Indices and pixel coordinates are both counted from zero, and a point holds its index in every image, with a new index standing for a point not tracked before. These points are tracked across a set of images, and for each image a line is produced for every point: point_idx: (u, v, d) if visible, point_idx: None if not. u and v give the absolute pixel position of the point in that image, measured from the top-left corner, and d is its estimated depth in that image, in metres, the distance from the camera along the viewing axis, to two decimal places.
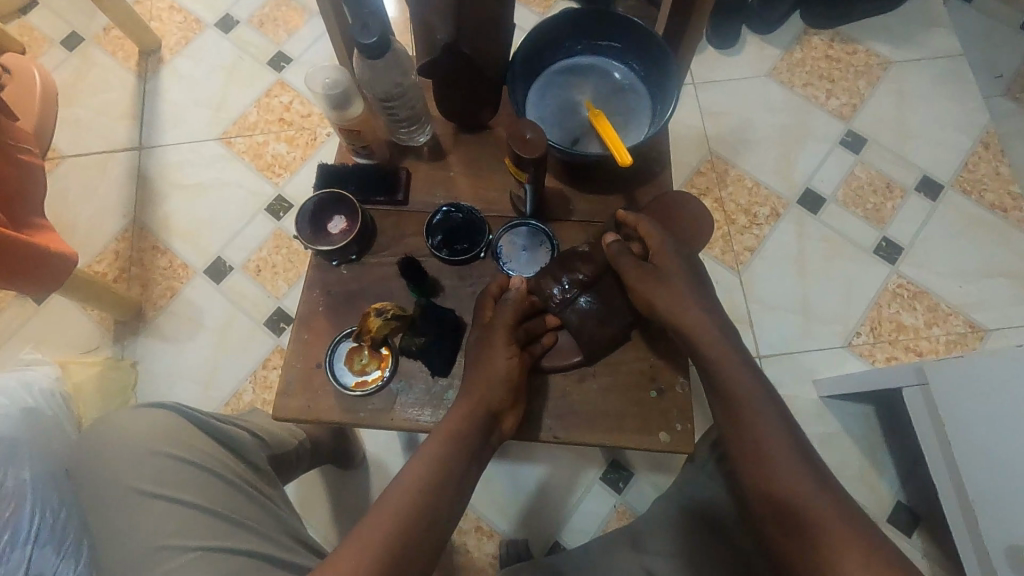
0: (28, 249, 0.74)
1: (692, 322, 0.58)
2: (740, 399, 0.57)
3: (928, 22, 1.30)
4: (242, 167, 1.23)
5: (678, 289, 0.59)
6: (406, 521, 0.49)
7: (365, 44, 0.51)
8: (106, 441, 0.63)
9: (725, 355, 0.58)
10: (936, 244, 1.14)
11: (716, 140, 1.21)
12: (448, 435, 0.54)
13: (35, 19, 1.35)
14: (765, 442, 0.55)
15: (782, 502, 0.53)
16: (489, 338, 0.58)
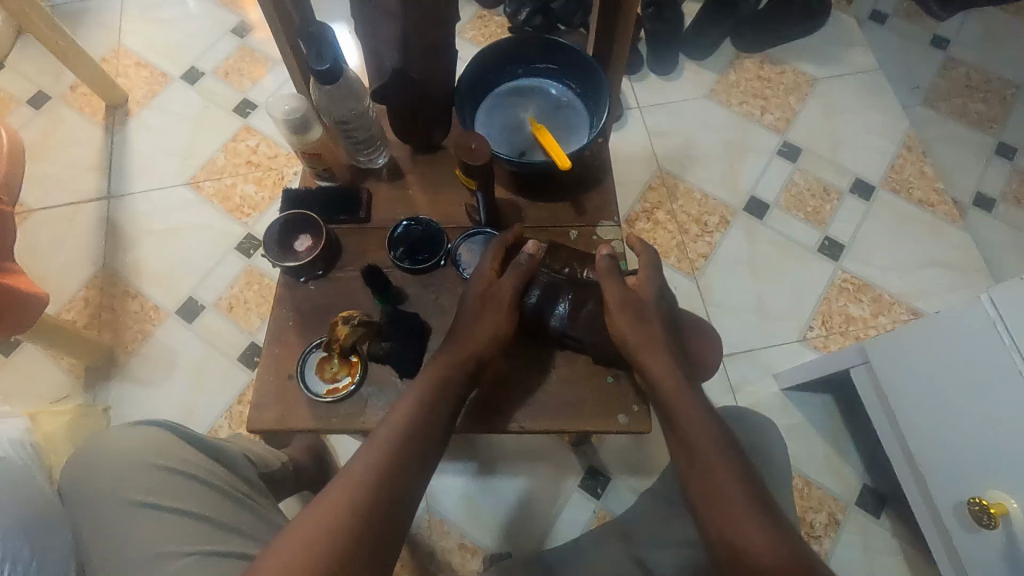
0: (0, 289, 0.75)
1: (656, 363, 0.61)
2: (695, 432, 0.59)
3: (846, 42, 1.42)
4: (212, 209, 1.26)
5: (652, 330, 0.63)
6: (375, 487, 0.51)
7: (319, 70, 0.56)
8: (105, 458, 0.66)
9: (685, 400, 0.61)
10: (874, 239, 1.23)
11: (663, 158, 1.29)
12: (415, 403, 0.57)
13: (2, 81, 1.39)
14: (717, 475, 0.56)
15: (729, 532, 0.54)
16: (485, 310, 0.62)
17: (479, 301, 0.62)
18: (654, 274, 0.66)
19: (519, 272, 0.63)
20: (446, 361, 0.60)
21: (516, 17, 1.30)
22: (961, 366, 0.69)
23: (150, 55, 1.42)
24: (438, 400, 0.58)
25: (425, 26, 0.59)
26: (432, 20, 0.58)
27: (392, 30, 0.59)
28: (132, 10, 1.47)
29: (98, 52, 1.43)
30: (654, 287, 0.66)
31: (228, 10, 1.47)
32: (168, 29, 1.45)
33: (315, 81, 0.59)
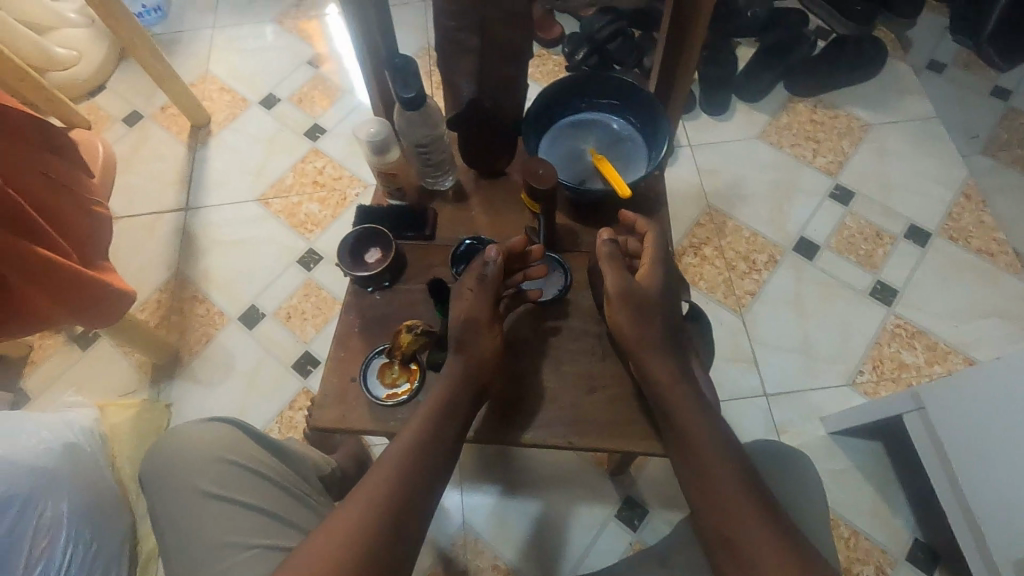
0: (95, 285, 0.83)
1: (651, 359, 0.63)
2: (693, 433, 0.60)
3: (902, 90, 1.43)
4: (278, 224, 1.34)
5: (653, 324, 0.64)
6: (388, 505, 0.53)
7: (405, 98, 0.62)
8: (181, 449, 0.71)
9: (683, 400, 0.62)
10: (929, 287, 1.20)
11: (713, 195, 1.31)
12: (429, 411, 0.60)
13: (103, 102, 1.54)
14: (712, 468, 0.57)
15: (723, 528, 0.54)
16: (475, 330, 0.64)
17: (463, 325, 0.64)
18: (658, 270, 0.66)
19: (489, 289, 0.65)
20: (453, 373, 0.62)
21: (573, 57, 1.37)
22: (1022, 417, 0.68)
23: (234, 82, 1.54)
24: (449, 413, 0.60)
25: (501, 62, 0.64)
26: (508, 56, 0.64)
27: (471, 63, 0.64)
28: (221, 41, 1.61)
29: (188, 77, 1.56)
30: (658, 275, 0.66)
31: (306, 44, 1.59)
32: (251, 59, 1.58)
33: (399, 107, 0.65)
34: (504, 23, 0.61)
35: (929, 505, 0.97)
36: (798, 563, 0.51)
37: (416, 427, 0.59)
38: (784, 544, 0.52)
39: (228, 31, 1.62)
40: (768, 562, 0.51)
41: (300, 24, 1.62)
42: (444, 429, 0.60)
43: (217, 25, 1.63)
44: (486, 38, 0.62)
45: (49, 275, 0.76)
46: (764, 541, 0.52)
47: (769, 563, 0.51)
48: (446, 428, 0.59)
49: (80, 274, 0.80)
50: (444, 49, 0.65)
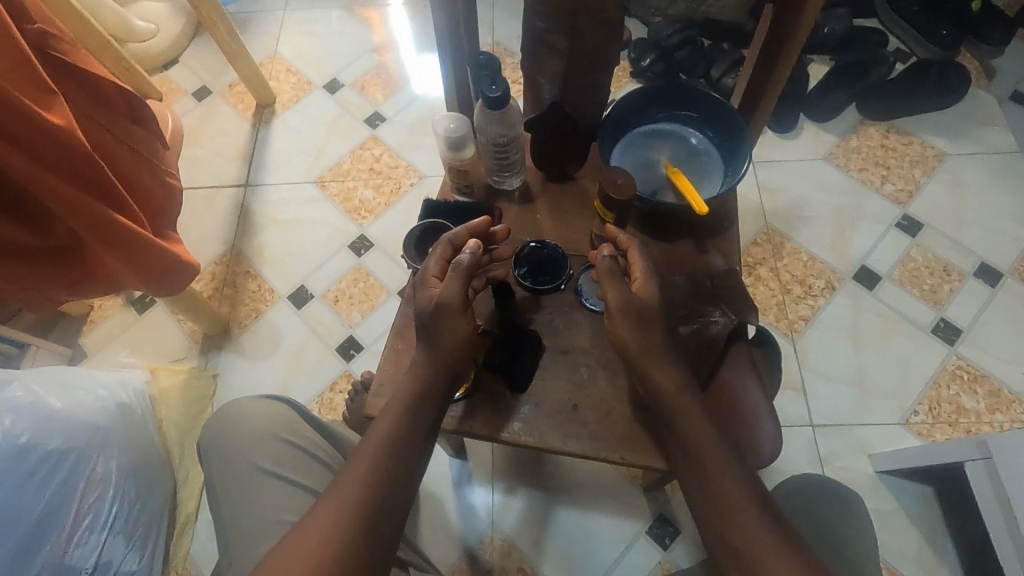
0: (165, 255, 0.85)
1: (657, 370, 0.60)
2: (701, 447, 0.57)
3: (983, 121, 1.37)
4: (332, 208, 1.36)
5: (653, 334, 0.61)
6: (362, 510, 0.53)
7: (490, 96, 0.62)
8: (237, 424, 0.73)
9: (690, 410, 0.59)
10: (997, 330, 1.15)
11: (773, 215, 1.28)
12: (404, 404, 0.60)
13: (175, 75, 1.58)
14: (719, 483, 0.55)
15: (734, 543, 0.53)
16: (447, 320, 0.61)
17: (434, 311, 0.61)
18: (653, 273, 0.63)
19: (463, 275, 0.62)
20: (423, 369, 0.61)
21: (639, 62, 1.34)
22: None
23: (300, 64, 1.57)
24: (423, 411, 0.60)
25: (586, 68, 0.64)
26: (594, 64, 0.64)
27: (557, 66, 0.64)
28: (291, 23, 1.64)
29: (257, 56, 1.59)
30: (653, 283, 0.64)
31: (372, 32, 1.61)
32: (319, 43, 1.60)
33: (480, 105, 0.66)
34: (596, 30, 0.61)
35: (981, 559, 0.93)
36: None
37: (386, 427, 0.58)
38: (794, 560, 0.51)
39: (298, 14, 1.65)
40: None
41: (368, 12, 1.64)
42: (418, 420, 0.59)
43: (288, 7, 1.66)
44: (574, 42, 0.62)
45: (123, 241, 0.78)
46: (775, 558, 0.51)
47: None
48: (417, 426, 0.59)
49: (152, 243, 0.82)
50: (530, 50, 0.65)
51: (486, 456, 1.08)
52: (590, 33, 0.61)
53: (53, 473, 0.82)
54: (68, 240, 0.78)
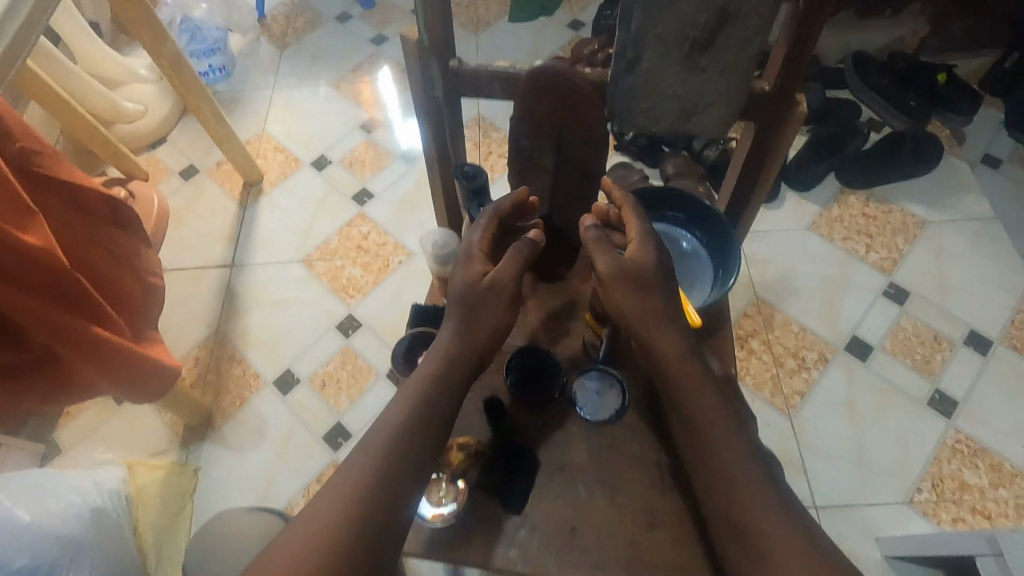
0: (142, 360, 0.82)
1: (663, 339, 0.62)
2: (707, 419, 0.60)
3: (959, 188, 1.40)
4: (320, 288, 1.35)
5: (653, 298, 0.63)
6: (361, 507, 0.52)
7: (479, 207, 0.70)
8: (223, 537, 0.83)
9: (693, 382, 0.61)
10: (992, 401, 1.14)
11: (761, 286, 1.28)
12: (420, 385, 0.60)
13: (163, 155, 1.59)
14: (724, 454, 0.58)
15: (738, 513, 0.55)
16: (488, 300, 0.63)
17: (482, 289, 0.63)
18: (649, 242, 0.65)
19: (521, 259, 0.65)
20: (445, 354, 0.62)
21: (623, 137, 1.37)
22: None
23: (288, 142, 1.59)
24: (441, 400, 0.59)
25: (575, 178, 0.69)
26: (582, 175, 0.69)
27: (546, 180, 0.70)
28: (279, 101, 1.67)
29: (245, 135, 1.61)
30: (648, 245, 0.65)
31: (361, 109, 1.64)
32: (306, 121, 1.62)
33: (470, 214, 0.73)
34: (582, 144, 0.66)
35: None
36: (819, 563, 0.51)
37: (400, 414, 0.58)
38: (798, 540, 0.52)
39: (287, 92, 1.68)
40: (783, 552, 0.52)
41: (356, 90, 1.68)
42: (437, 403, 0.59)
43: (277, 86, 1.70)
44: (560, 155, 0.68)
45: (98, 352, 0.75)
46: (778, 539, 0.52)
47: (786, 562, 0.51)
48: (434, 417, 0.58)
49: (128, 351, 0.79)
50: (518, 164, 0.70)
51: None
52: (576, 145, 0.67)
53: None
54: (41, 354, 0.75)
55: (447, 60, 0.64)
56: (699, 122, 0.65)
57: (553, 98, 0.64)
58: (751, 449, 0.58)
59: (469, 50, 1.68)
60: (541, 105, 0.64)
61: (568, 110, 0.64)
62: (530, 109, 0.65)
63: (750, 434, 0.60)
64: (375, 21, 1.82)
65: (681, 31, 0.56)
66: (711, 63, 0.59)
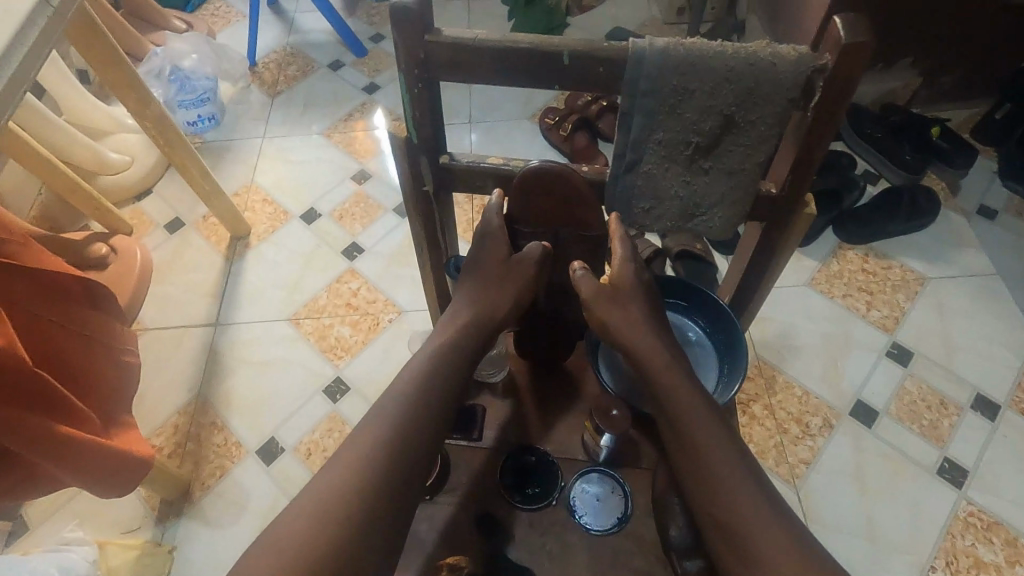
0: (108, 452, 0.76)
1: (646, 346, 0.68)
2: (688, 421, 0.63)
3: (957, 242, 1.39)
4: (307, 348, 1.30)
5: (631, 312, 0.71)
6: (380, 453, 0.59)
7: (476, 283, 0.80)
8: None
9: (677, 384, 0.66)
10: (1003, 470, 1.10)
11: (761, 346, 1.25)
12: (421, 368, 0.66)
13: (148, 206, 1.55)
14: (709, 457, 0.61)
15: (722, 515, 0.58)
16: (504, 282, 0.73)
17: (493, 282, 0.74)
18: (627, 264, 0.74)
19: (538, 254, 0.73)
20: (456, 325, 0.70)
21: None
22: None
23: (276, 193, 1.56)
24: (454, 360, 0.67)
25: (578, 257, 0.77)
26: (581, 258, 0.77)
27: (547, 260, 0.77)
28: (268, 151, 1.64)
29: (232, 186, 1.58)
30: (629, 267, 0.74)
31: (351, 159, 1.61)
32: (296, 172, 1.60)
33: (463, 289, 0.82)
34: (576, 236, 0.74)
35: None
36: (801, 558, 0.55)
37: (402, 391, 0.63)
38: (779, 531, 0.57)
39: (277, 142, 1.66)
40: (770, 552, 0.55)
41: (347, 139, 1.65)
42: (436, 382, 0.65)
43: (267, 135, 1.67)
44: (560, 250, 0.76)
45: (61, 450, 0.70)
46: (762, 531, 0.56)
47: (772, 557, 0.55)
48: (440, 384, 0.64)
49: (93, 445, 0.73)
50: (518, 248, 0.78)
51: None
52: (574, 241, 0.75)
53: None
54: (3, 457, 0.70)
55: (436, 156, 0.71)
56: (703, 224, 0.72)
57: (552, 197, 0.71)
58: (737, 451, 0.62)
59: (461, 100, 1.67)
60: (542, 204, 0.72)
61: (567, 211, 0.72)
62: (532, 208, 0.73)
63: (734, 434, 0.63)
64: (367, 68, 1.81)
65: (684, 137, 0.63)
66: (715, 165, 0.66)
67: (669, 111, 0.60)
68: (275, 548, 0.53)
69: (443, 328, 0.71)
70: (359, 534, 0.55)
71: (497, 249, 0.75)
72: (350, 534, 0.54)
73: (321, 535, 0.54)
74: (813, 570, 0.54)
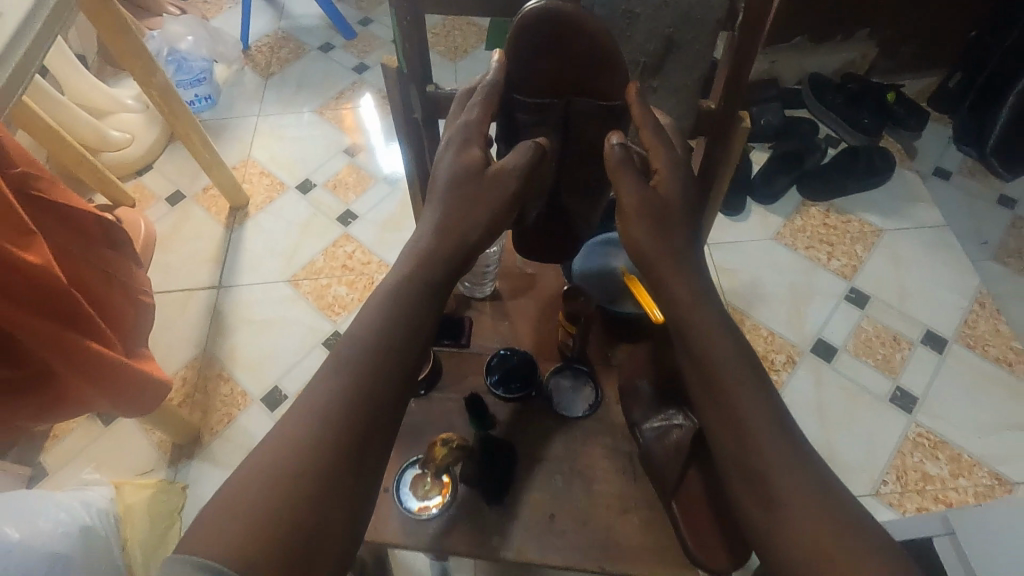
0: (113, 365, 0.81)
1: (671, 270, 0.61)
2: (712, 357, 0.57)
3: (911, 198, 1.49)
4: (306, 306, 1.38)
5: (660, 223, 0.62)
6: (341, 401, 0.50)
7: None
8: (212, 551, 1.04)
9: (702, 318, 0.59)
10: (949, 394, 1.21)
11: (730, 293, 1.34)
12: (383, 301, 0.56)
13: (149, 181, 1.63)
14: (736, 398, 0.54)
15: (748, 459, 0.53)
16: (485, 193, 0.64)
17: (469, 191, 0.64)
18: (674, 171, 0.65)
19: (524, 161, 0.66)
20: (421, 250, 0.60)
21: None
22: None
23: (273, 167, 1.63)
24: (417, 295, 0.57)
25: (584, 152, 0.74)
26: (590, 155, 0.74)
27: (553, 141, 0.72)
28: (263, 128, 1.72)
29: (231, 160, 1.65)
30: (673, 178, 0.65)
31: (343, 134, 1.70)
32: (290, 147, 1.67)
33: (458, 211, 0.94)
34: (590, 117, 0.70)
35: None
36: (829, 504, 0.50)
37: (367, 328, 0.54)
38: (808, 481, 0.51)
39: (271, 119, 1.74)
40: (797, 498, 0.50)
41: (339, 116, 1.74)
42: (406, 314, 0.56)
43: (261, 114, 1.75)
44: (570, 127, 0.71)
45: (89, 365, 0.78)
46: (791, 480, 0.51)
47: (796, 503, 0.50)
48: (408, 318, 0.56)
49: (98, 353, 0.78)
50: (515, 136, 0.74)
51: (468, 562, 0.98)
52: (589, 118, 0.70)
53: None
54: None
55: (424, 84, 0.79)
56: None
57: (559, 59, 0.65)
58: (765, 391, 0.55)
59: (447, 78, 1.75)
60: (553, 69, 0.66)
61: (585, 75, 0.66)
62: (534, 74, 0.67)
63: (762, 375, 0.57)
64: (357, 50, 1.89)
65: (633, 57, 0.73)
66: (662, 83, 0.75)
67: (623, 31, 0.71)
68: (228, 515, 0.44)
69: (404, 256, 0.60)
70: (325, 492, 0.46)
71: (465, 158, 0.66)
72: (321, 494, 0.46)
73: (279, 505, 0.44)
74: (837, 515, 0.49)
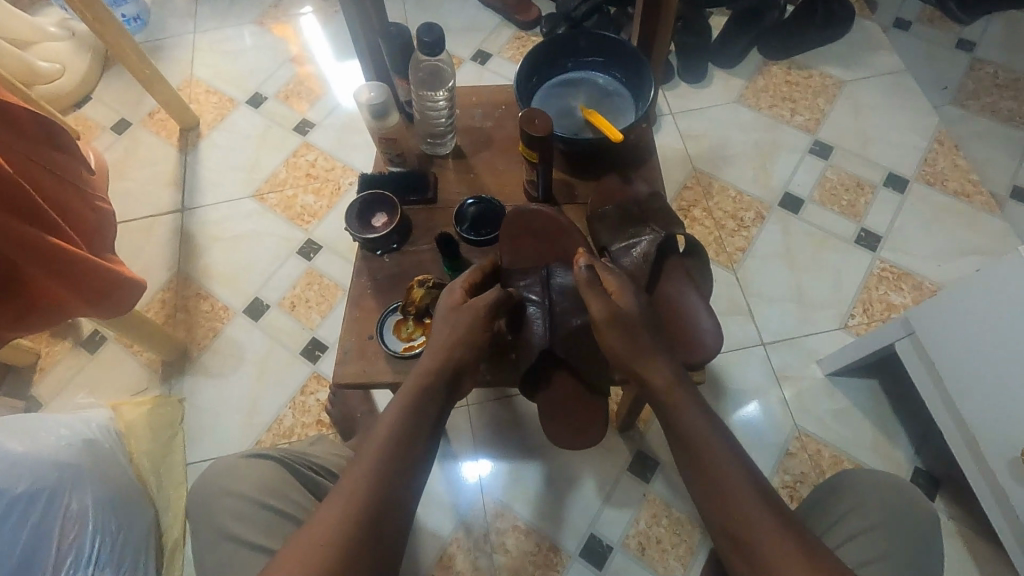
0: (73, 259, 0.80)
1: (653, 366, 0.66)
2: (693, 429, 0.62)
3: (870, 46, 1.49)
4: (275, 218, 1.36)
5: (634, 332, 0.67)
6: (369, 491, 0.54)
7: (425, 41, 0.81)
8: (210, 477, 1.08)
9: (683, 400, 0.64)
10: (911, 228, 1.25)
11: (697, 159, 1.35)
12: (402, 408, 0.61)
13: (90, 112, 1.55)
14: (713, 466, 0.59)
15: (729, 525, 0.57)
16: (464, 317, 0.69)
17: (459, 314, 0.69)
18: (630, 292, 0.71)
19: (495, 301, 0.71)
20: (419, 382, 0.64)
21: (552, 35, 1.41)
22: (994, 333, 0.75)
23: (219, 83, 1.56)
24: (428, 399, 0.63)
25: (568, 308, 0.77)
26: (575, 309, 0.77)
27: (539, 291, 0.78)
28: (202, 44, 1.62)
29: (174, 81, 1.57)
30: (630, 300, 0.71)
31: (287, 42, 1.61)
32: (234, 61, 1.59)
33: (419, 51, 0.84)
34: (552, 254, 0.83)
35: None
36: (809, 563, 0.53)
37: (388, 426, 0.59)
38: (793, 543, 0.54)
39: (209, 35, 1.64)
40: (780, 558, 0.53)
41: (281, 24, 1.64)
42: (421, 420, 0.61)
43: (197, 30, 1.65)
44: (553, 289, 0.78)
45: (61, 263, 0.78)
46: (778, 541, 0.54)
47: (777, 561, 0.53)
48: (426, 416, 0.61)
49: (61, 250, 0.77)
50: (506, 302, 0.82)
51: (460, 426, 1.13)
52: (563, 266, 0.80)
53: (27, 514, 0.82)
54: None
55: None
56: None
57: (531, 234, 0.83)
58: (740, 456, 0.60)
59: None
60: (528, 248, 0.83)
61: (551, 249, 0.82)
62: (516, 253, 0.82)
63: (735, 440, 0.62)
64: None
65: None
66: None
67: None
68: None
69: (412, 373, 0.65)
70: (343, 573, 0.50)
71: (450, 300, 0.71)
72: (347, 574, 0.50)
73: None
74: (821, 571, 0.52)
